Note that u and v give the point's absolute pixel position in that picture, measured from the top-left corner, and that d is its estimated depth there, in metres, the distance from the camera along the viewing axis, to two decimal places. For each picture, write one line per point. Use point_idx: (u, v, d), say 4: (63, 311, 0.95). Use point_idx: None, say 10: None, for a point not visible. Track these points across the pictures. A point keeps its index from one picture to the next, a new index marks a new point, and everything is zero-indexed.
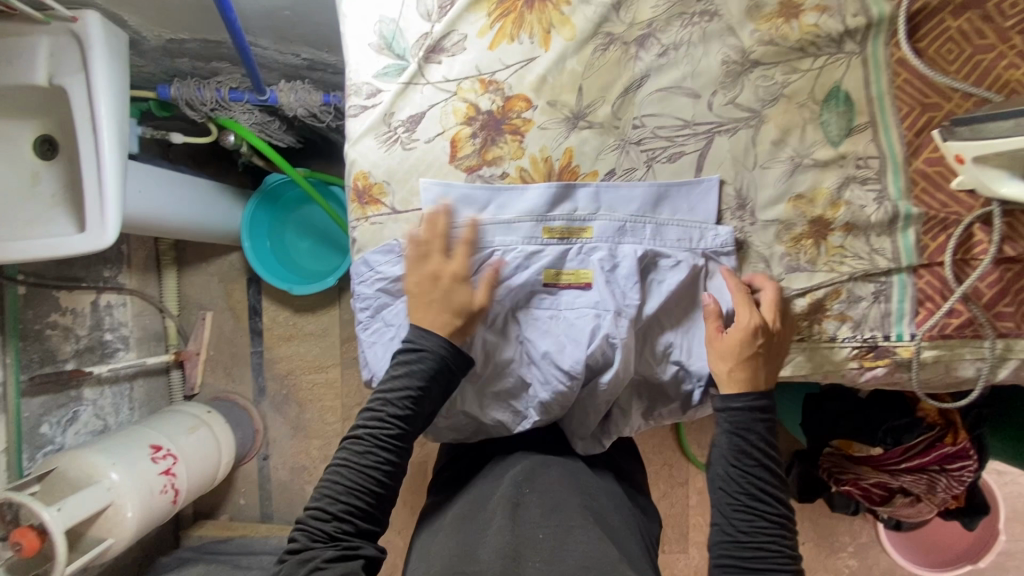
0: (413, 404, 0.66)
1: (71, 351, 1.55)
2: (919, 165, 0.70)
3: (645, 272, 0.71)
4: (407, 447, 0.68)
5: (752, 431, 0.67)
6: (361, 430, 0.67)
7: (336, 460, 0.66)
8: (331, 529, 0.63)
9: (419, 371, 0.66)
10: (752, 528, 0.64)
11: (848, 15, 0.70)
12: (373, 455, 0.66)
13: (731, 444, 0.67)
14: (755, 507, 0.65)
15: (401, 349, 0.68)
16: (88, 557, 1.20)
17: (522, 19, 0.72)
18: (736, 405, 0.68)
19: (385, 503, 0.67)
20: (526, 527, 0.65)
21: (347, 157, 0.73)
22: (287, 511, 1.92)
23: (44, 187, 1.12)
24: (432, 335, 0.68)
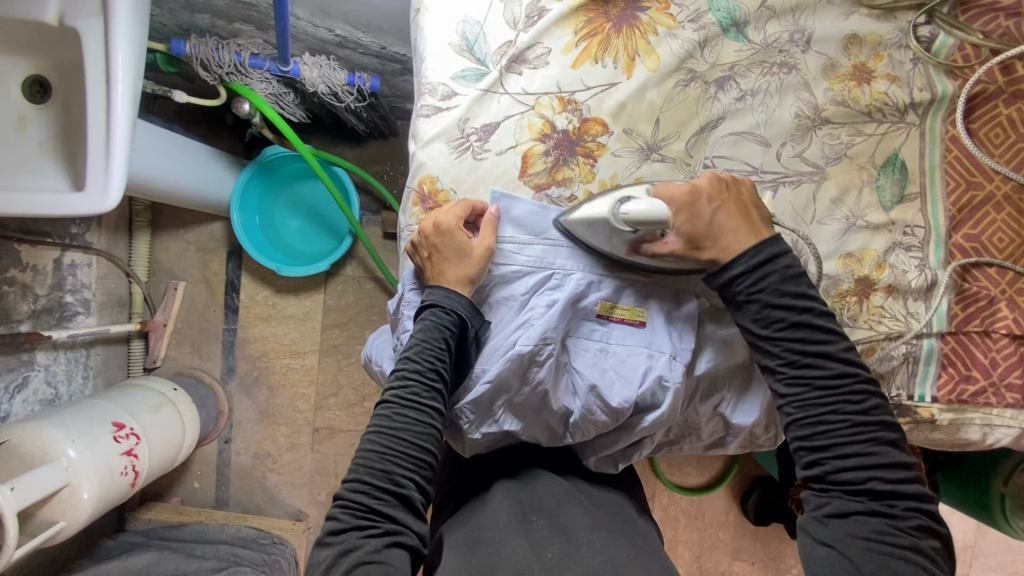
0: (435, 357, 0.64)
1: (27, 311, 1.39)
2: (958, 240, 0.74)
3: (702, 323, 0.71)
4: (437, 406, 0.64)
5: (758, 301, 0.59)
6: (388, 397, 0.64)
7: (370, 429, 0.64)
8: (372, 503, 0.60)
9: (438, 325, 0.65)
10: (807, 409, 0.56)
11: (914, 88, 0.73)
12: (400, 418, 0.63)
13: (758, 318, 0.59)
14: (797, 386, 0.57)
15: (422, 310, 0.67)
16: (39, 541, 1.09)
17: (608, 41, 0.71)
18: (736, 269, 0.59)
19: (425, 471, 0.63)
20: (542, 540, 0.62)
21: (415, 158, 0.71)
22: (243, 498, 1.78)
23: (31, 134, 1.01)
24: (450, 293, 0.66)
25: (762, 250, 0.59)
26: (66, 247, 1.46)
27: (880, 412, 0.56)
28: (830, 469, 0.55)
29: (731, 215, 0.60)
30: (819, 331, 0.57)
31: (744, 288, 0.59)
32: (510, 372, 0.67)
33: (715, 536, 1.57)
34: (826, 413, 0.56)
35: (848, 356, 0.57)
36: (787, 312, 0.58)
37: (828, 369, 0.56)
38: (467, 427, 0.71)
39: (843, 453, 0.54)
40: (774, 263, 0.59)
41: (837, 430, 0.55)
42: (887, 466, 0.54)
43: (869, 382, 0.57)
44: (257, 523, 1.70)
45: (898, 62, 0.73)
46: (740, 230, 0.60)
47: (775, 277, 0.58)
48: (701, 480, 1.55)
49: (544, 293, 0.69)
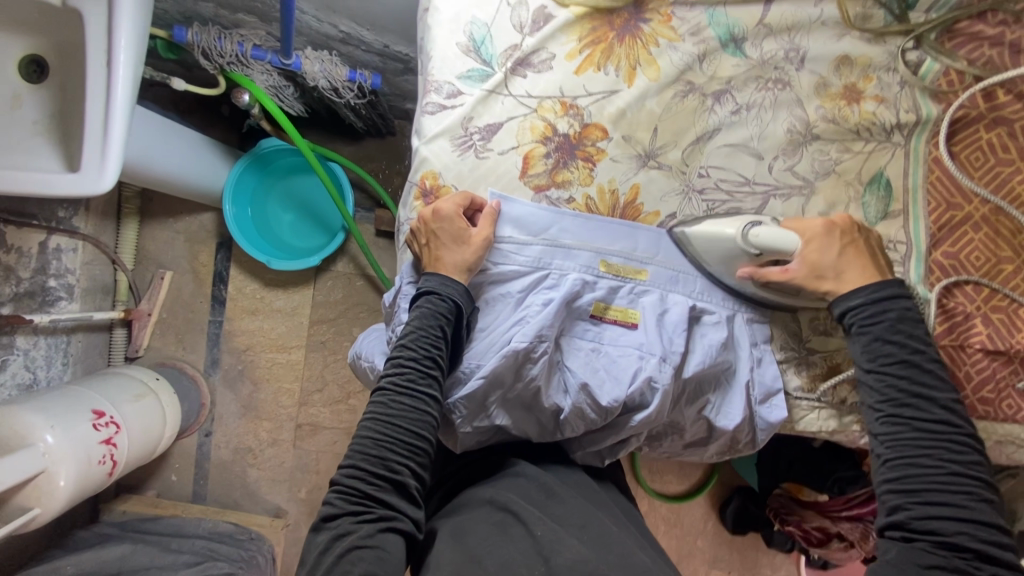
0: (430, 344, 0.64)
1: (9, 294, 1.36)
2: (936, 256, 0.77)
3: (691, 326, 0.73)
4: (433, 393, 0.64)
5: (871, 331, 0.63)
6: (384, 384, 0.65)
7: (365, 417, 0.64)
8: (367, 490, 0.60)
9: (436, 313, 0.66)
10: (901, 446, 0.59)
11: (901, 110, 0.77)
12: (396, 404, 0.63)
13: (870, 349, 0.63)
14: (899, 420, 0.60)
15: (418, 299, 0.67)
16: (12, 528, 1.06)
17: (611, 50, 0.73)
18: (854, 300, 0.63)
19: (420, 458, 0.62)
20: (530, 532, 0.64)
21: (418, 154, 0.72)
22: (222, 494, 1.75)
23: (24, 113, 1.00)
24: (446, 280, 0.67)
25: (884, 287, 0.63)
26: (52, 231, 1.44)
27: (980, 469, 0.57)
28: (916, 515, 0.56)
29: (862, 256, 0.64)
30: (929, 376, 0.61)
31: (856, 325, 0.63)
32: (505, 368, 0.67)
33: (692, 543, 1.59)
34: (922, 455, 0.58)
35: (954, 407, 0.60)
36: (897, 349, 0.62)
37: (931, 414, 0.59)
38: (460, 422, 0.72)
39: (935, 500, 0.56)
40: (894, 304, 0.63)
41: (928, 475, 0.57)
42: (982, 523, 0.54)
43: (972, 438, 0.59)
44: (236, 519, 1.67)
45: (887, 84, 0.77)
46: (873, 271, 0.64)
47: (890, 320, 0.62)
48: (682, 487, 1.57)
49: (540, 292, 0.70)
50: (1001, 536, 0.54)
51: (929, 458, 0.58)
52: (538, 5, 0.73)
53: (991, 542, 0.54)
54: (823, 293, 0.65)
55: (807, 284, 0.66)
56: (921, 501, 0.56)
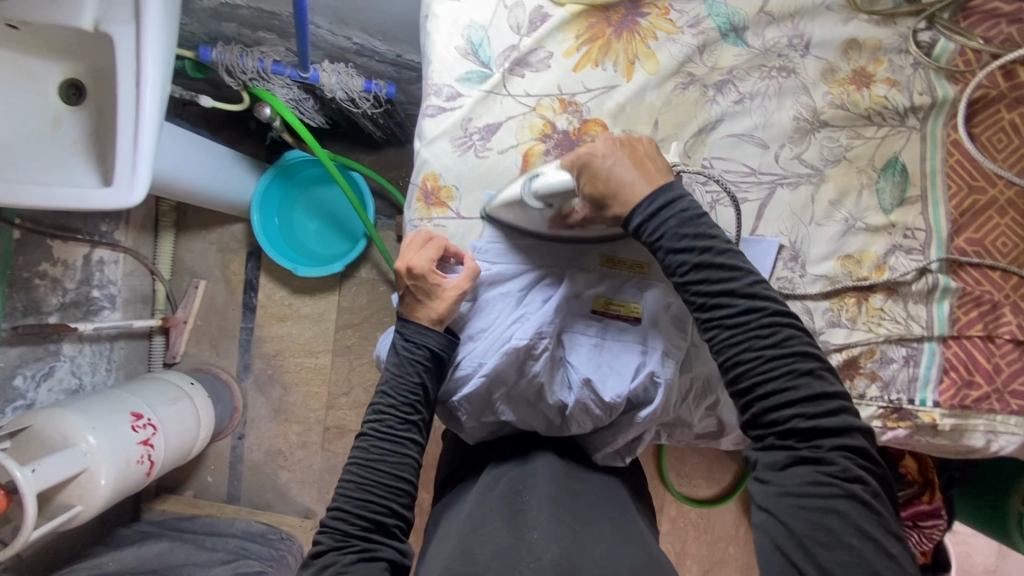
0: (409, 392, 0.67)
1: (57, 304, 1.45)
2: (959, 243, 0.73)
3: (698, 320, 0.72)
4: (413, 437, 0.67)
5: (662, 241, 0.57)
6: (367, 429, 0.67)
7: (349, 460, 0.66)
8: (352, 525, 0.61)
9: (412, 360, 0.67)
10: (721, 352, 0.55)
11: (914, 93, 0.74)
12: (378, 449, 0.65)
13: (666, 260, 0.57)
14: (711, 325, 0.56)
15: (395, 344, 0.69)
16: (56, 523, 1.13)
17: (608, 46, 0.73)
18: (637, 217, 0.58)
19: (404, 498, 0.64)
20: (526, 524, 0.62)
21: (419, 156, 0.73)
22: (255, 495, 1.82)
23: (64, 133, 1.08)
24: (423, 329, 0.68)
25: (659, 198, 0.58)
26: (95, 244, 1.53)
27: (794, 344, 0.53)
28: (759, 415, 0.53)
29: (629, 168, 0.59)
30: (722, 268, 0.55)
31: (648, 236, 0.58)
32: (506, 364, 0.68)
33: (723, 550, 1.54)
34: (740, 353, 0.54)
35: (755, 291, 0.55)
36: (688, 254, 0.56)
37: (734, 308, 0.54)
38: (465, 419, 0.73)
39: (769, 397, 0.52)
40: (671, 207, 0.58)
41: (752, 371, 0.53)
42: (811, 401, 0.51)
43: (781, 315, 0.54)
44: (267, 520, 1.72)
45: (899, 66, 0.74)
46: (638, 180, 0.59)
47: (673, 221, 0.57)
48: (710, 492, 1.53)
49: (540, 289, 0.71)
50: (834, 406, 0.52)
51: (750, 353, 0.54)
52: (534, 5, 0.74)
53: (825, 416, 0.51)
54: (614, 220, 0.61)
55: (599, 217, 0.63)
56: (761, 400, 0.53)
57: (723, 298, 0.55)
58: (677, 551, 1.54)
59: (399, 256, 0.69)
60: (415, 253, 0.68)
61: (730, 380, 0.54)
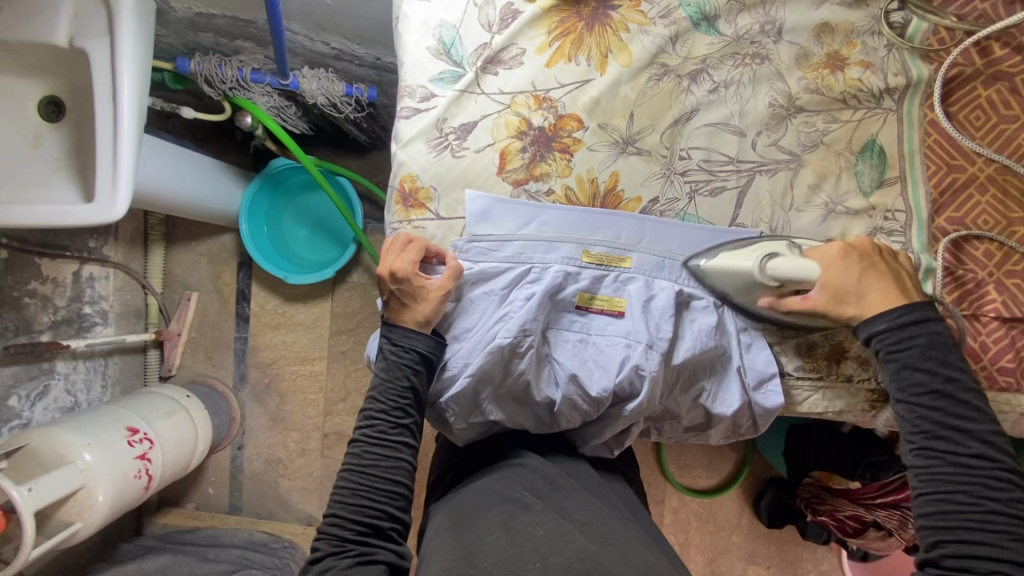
0: (399, 396, 0.66)
1: (48, 322, 1.45)
2: (941, 223, 0.73)
3: (679, 313, 0.72)
4: (405, 440, 0.67)
5: (903, 360, 0.62)
6: (359, 434, 0.67)
7: (342, 466, 0.66)
8: (348, 529, 0.61)
9: (401, 364, 0.67)
10: (933, 477, 0.59)
11: (889, 74, 0.74)
12: (369, 454, 0.65)
13: (901, 376, 0.62)
14: (931, 450, 0.60)
15: (384, 348, 0.68)
16: (55, 541, 1.13)
17: (581, 40, 0.73)
18: (880, 325, 0.63)
19: (398, 501, 0.65)
20: (526, 527, 0.64)
21: (396, 159, 0.73)
22: (257, 504, 1.81)
23: (45, 150, 1.07)
24: (409, 332, 0.68)
25: (909, 312, 0.62)
26: (84, 260, 1.52)
27: (1019, 507, 0.56)
28: (950, 552, 0.56)
29: (879, 278, 0.64)
30: (963, 409, 0.60)
31: (890, 349, 0.63)
32: (492, 364, 0.68)
33: (727, 539, 1.54)
34: (958, 490, 0.57)
35: (993, 440, 0.59)
36: (929, 379, 0.61)
37: (968, 448, 0.58)
38: (454, 420, 0.73)
39: (968, 537, 0.55)
40: (924, 330, 0.62)
41: (964, 511, 0.56)
42: (1017, 565, 0.54)
43: (1012, 475, 0.57)
44: (270, 529, 1.72)
45: (872, 48, 0.74)
46: (893, 293, 0.64)
47: (922, 346, 0.62)
48: (711, 482, 1.53)
49: (524, 286, 0.70)
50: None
51: (968, 493, 0.57)
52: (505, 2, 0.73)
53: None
54: (847, 318, 0.66)
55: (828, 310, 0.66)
56: (962, 539, 0.56)
57: (960, 438, 0.59)
58: (681, 542, 1.54)
59: (381, 261, 0.69)
60: (396, 257, 0.68)
61: (939, 506, 0.58)
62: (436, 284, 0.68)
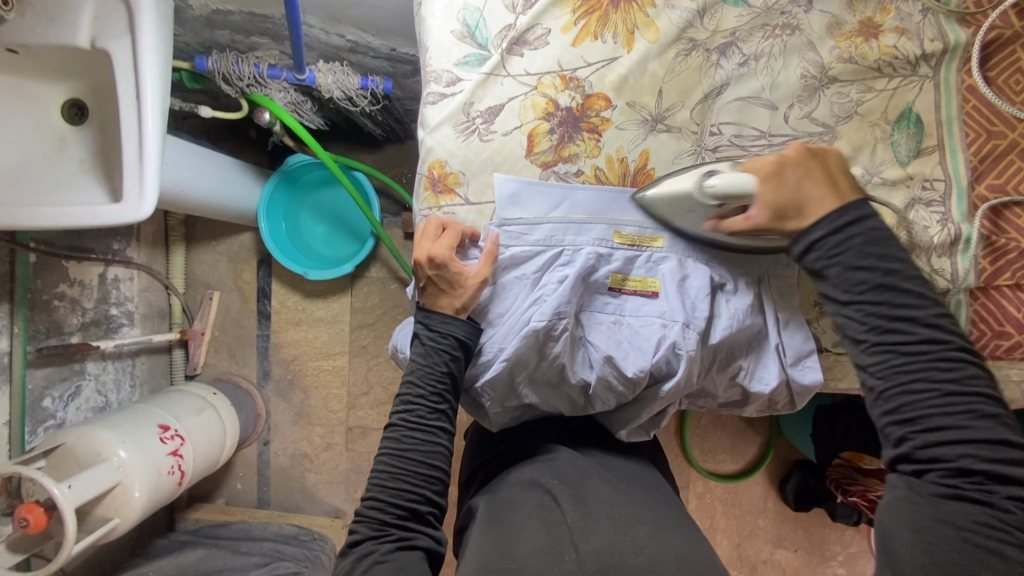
0: (438, 381, 0.66)
1: (77, 324, 1.47)
2: (981, 190, 0.72)
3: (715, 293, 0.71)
4: (443, 425, 0.67)
5: (836, 256, 0.54)
6: (395, 419, 0.67)
7: (379, 450, 0.66)
8: (388, 513, 0.62)
9: (438, 348, 0.67)
10: (887, 377, 0.52)
11: (925, 40, 0.72)
12: (408, 439, 0.65)
13: (837, 273, 0.54)
14: (882, 348, 0.52)
15: (423, 333, 0.68)
16: (95, 537, 1.15)
17: (606, 17, 0.72)
18: (816, 228, 0.55)
19: (437, 486, 0.65)
20: (560, 516, 0.63)
21: (423, 145, 0.73)
22: (284, 499, 1.84)
23: (70, 153, 1.09)
24: (448, 317, 0.67)
25: (844, 213, 0.55)
26: (109, 262, 1.54)
27: (979, 383, 0.50)
28: (920, 447, 0.50)
29: (819, 184, 0.56)
30: (906, 293, 0.52)
31: (824, 251, 0.55)
32: (527, 348, 0.68)
33: (755, 522, 1.53)
34: (914, 381, 0.51)
35: (942, 320, 0.51)
36: (870, 274, 0.53)
37: (915, 334, 0.51)
38: (490, 404, 0.73)
39: (934, 428, 0.49)
40: (860, 225, 0.54)
41: (925, 402, 0.50)
42: (991, 445, 0.48)
43: (965, 350, 0.51)
44: (299, 522, 1.75)
45: (907, 14, 0.72)
46: (830, 197, 0.56)
47: (860, 238, 0.54)
48: (737, 466, 1.53)
49: (556, 269, 0.70)
50: (1017, 456, 0.47)
51: (927, 385, 0.50)
52: None
53: (1006, 463, 0.47)
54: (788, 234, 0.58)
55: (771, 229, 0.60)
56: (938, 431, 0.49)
57: (909, 326, 0.51)
58: (707, 527, 1.54)
59: (416, 248, 0.68)
60: (433, 244, 0.68)
61: (900, 410, 0.51)
62: (474, 271, 0.67)
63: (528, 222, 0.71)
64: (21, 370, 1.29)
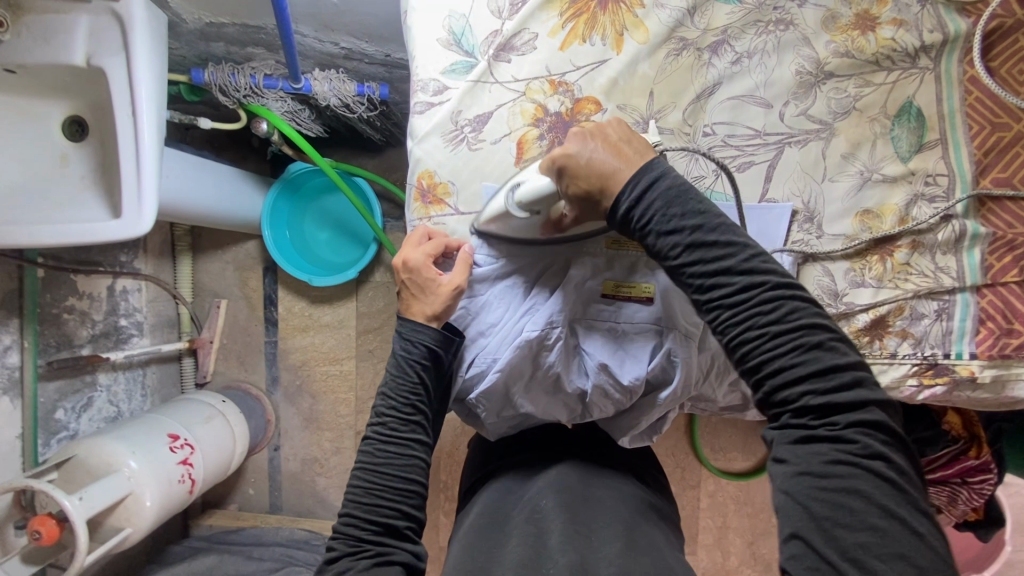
0: (410, 392, 0.67)
1: (87, 336, 1.49)
2: (986, 184, 0.69)
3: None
4: (418, 437, 0.67)
5: (653, 223, 0.56)
6: (370, 433, 0.67)
7: (355, 465, 0.66)
8: (365, 529, 0.61)
9: (409, 359, 0.67)
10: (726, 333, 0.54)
11: (924, 31, 0.69)
12: (383, 452, 0.65)
13: (659, 241, 0.56)
14: (712, 304, 0.54)
15: (394, 344, 0.69)
16: (107, 547, 1.17)
17: (594, 19, 0.71)
18: (624, 199, 0.56)
19: (414, 499, 0.65)
20: (547, 523, 0.61)
21: (412, 156, 0.72)
22: (296, 503, 1.86)
23: (72, 170, 1.10)
24: (417, 327, 0.68)
25: (639, 181, 0.56)
26: (117, 274, 1.56)
27: (799, 317, 0.52)
28: (772, 392, 0.52)
29: (604, 158, 0.58)
30: (716, 246, 0.54)
31: (638, 220, 0.57)
32: (520, 358, 0.67)
33: (767, 521, 1.51)
34: (743, 331, 0.53)
35: (752, 265, 0.53)
36: (681, 235, 0.55)
37: (732, 286, 0.53)
38: (485, 414, 0.73)
39: (776, 373, 0.51)
40: (662, 182, 0.56)
41: (757, 349, 0.52)
42: (820, 375, 0.50)
43: (782, 288, 0.53)
44: (310, 526, 1.76)
45: (905, 5, 0.70)
46: (618, 167, 0.57)
47: (661, 201, 0.56)
48: (747, 465, 1.51)
49: (546, 279, 0.71)
50: (846, 378, 0.50)
51: (754, 333, 0.52)
52: None
53: (837, 389, 0.50)
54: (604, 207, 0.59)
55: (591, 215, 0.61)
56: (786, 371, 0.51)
57: (729, 278, 0.54)
58: (719, 526, 1.52)
59: (398, 251, 0.69)
60: (412, 249, 0.68)
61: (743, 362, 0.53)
62: (447, 280, 0.67)
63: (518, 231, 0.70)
64: (33, 384, 1.32)
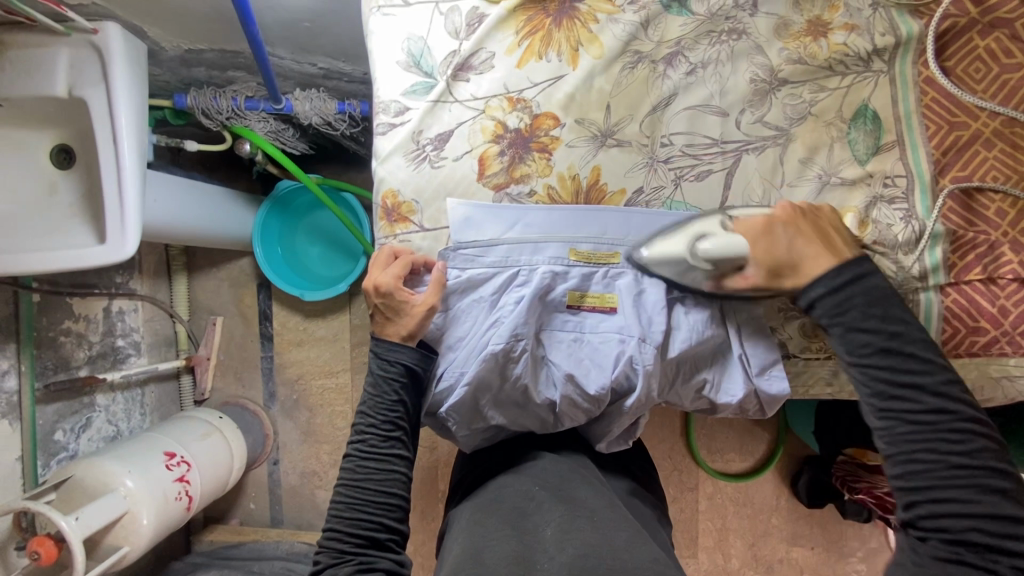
0: (388, 410, 0.68)
1: (84, 358, 1.52)
2: (945, 183, 0.70)
3: (674, 305, 0.70)
4: (398, 452, 0.68)
5: (844, 319, 0.57)
6: (351, 450, 0.68)
7: (337, 482, 0.67)
8: (347, 543, 0.63)
9: (387, 378, 0.68)
10: (896, 442, 0.53)
11: (876, 35, 0.70)
12: (363, 469, 0.67)
13: (848, 339, 0.57)
14: (892, 413, 0.54)
15: (372, 363, 0.70)
16: (105, 566, 1.19)
17: (549, 36, 0.72)
18: (813, 290, 0.58)
19: (395, 513, 0.66)
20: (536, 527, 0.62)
21: (376, 175, 0.74)
22: (297, 516, 1.87)
23: (60, 197, 1.12)
24: (394, 346, 0.69)
25: (844, 270, 0.57)
26: (113, 296, 1.59)
27: (985, 457, 0.51)
28: (925, 514, 0.51)
29: (810, 241, 0.60)
30: (913, 359, 0.54)
31: (826, 313, 0.58)
32: (487, 371, 0.68)
33: (766, 522, 1.49)
34: (920, 450, 0.52)
35: (950, 391, 0.53)
36: (873, 336, 0.55)
37: (921, 404, 0.53)
38: (457, 427, 0.74)
39: (946, 498, 0.50)
40: (858, 285, 0.57)
41: (932, 471, 0.51)
42: (993, 518, 0.48)
43: (976, 425, 0.52)
44: (311, 539, 1.77)
45: (856, 10, 0.71)
46: (823, 255, 0.59)
47: (862, 302, 0.57)
48: (745, 466, 1.50)
49: (514, 289, 0.70)
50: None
51: (929, 453, 0.52)
52: (470, 7, 0.73)
53: (1005, 537, 0.48)
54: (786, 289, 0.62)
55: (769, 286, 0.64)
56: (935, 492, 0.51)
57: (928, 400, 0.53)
58: (717, 529, 1.51)
59: (365, 274, 0.69)
60: (379, 272, 0.68)
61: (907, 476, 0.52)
62: (421, 299, 0.68)
63: (480, 244, 0.71)
64: (31, 407, 1.34)
